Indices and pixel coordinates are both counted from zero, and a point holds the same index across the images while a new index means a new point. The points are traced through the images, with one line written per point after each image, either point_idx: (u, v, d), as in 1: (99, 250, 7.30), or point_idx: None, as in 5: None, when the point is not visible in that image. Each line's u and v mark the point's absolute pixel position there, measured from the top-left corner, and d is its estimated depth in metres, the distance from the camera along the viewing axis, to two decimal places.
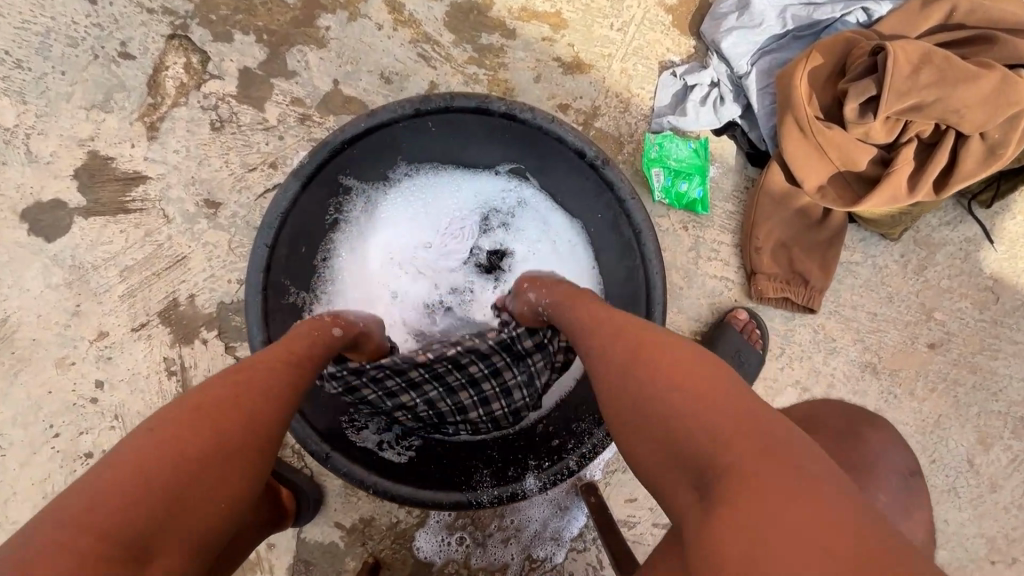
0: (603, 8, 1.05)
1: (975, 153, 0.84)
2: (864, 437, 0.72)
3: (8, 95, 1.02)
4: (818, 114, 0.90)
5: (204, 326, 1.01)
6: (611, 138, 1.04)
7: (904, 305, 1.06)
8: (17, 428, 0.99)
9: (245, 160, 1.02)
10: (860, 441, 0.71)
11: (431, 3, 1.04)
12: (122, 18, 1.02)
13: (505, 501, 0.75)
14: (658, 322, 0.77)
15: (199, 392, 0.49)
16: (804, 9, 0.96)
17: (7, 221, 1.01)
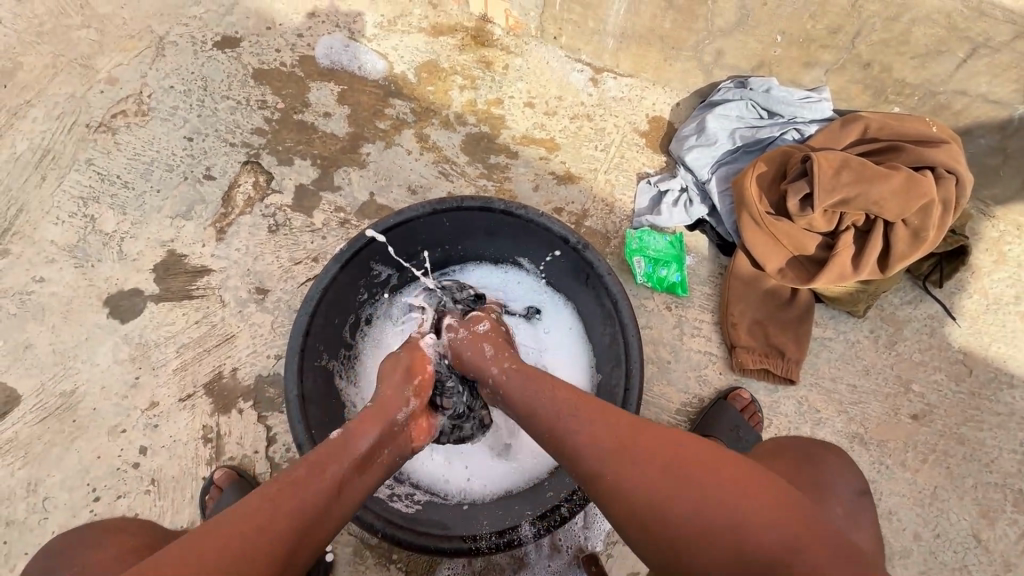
0: (588, 134, 1.30)
1: (904, 237, 0.99)
2: (826, 459, 0.89)
3: (113, 208, 1.28)
4: (769, 210, 1.07)
5: (242, 397, 1.14)
6: (599, 235, 1.23)
7: (881, 378, 1.13)
8: (63, 492, 1.09)
9: (293, 255, 1.23)
10: (824, 463, 0.88)
11: (450, 134, 1.30)
12: (210, 150, 1.31)
13: (502, 548, 0.80)
14: (636, 377, 0.87)
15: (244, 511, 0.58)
16: (750, 130, 1.18)
17: (93, 306, 1.21)
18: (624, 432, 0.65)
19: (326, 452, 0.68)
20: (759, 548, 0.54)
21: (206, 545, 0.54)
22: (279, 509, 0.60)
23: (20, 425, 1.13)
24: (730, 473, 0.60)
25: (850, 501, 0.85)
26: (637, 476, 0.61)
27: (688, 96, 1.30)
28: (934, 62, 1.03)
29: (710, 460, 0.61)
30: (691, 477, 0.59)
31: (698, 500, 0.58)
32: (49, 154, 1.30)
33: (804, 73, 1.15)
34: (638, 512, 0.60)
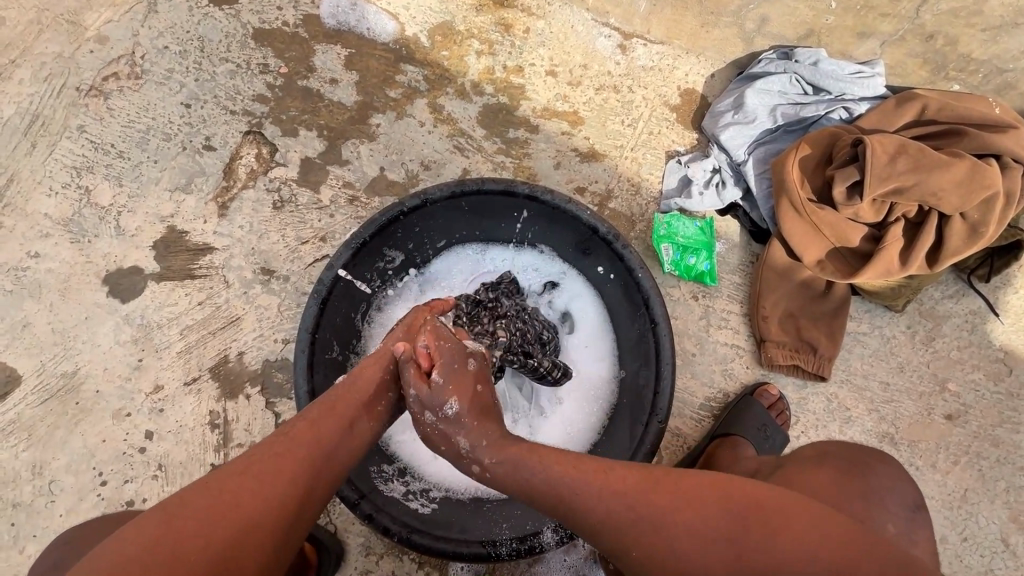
0: (614, 108, 1.21)
1: (960, 231, 0.94)
2: (872, 468, 0.79)
3: (108, 180, 1.20)
4: (811, 197, 1.00)
5: (249, 382, 1.10)
6: (624, 218, 1.16)
7: (916, 376, 1.08)
8: (69, 475, 1.07)
9: (299, 234, 1.17)
10: (870, 471, 0.78)
11: (466, 104, 1.21)
12: (209, 118, 1.22)
13: (522, 554, 0.78)
14: (666, 380, 0.82)
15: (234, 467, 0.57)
16: (792, 108, 1.09)
17: (91, 285, 1.15)
18: (644, 492, 0.59)
19: (330, 399, 0.67)
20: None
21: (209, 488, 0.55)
22: (282, 454, 0.59)
23: (22, 407, 1.09)
24: (754, 516, 0.55)
25: (905, 519, 0.74)
26: (679, 547, 0.55)
27: (724, 66, 1.20)
28: (1006, 36, 0.94)
29: (724, 493, 0.57)
30: (721, 527, 0.55)
31: (731, 561, 0.53)
32: (39, 120, 1.22)
33: (857, 44, 1.05)
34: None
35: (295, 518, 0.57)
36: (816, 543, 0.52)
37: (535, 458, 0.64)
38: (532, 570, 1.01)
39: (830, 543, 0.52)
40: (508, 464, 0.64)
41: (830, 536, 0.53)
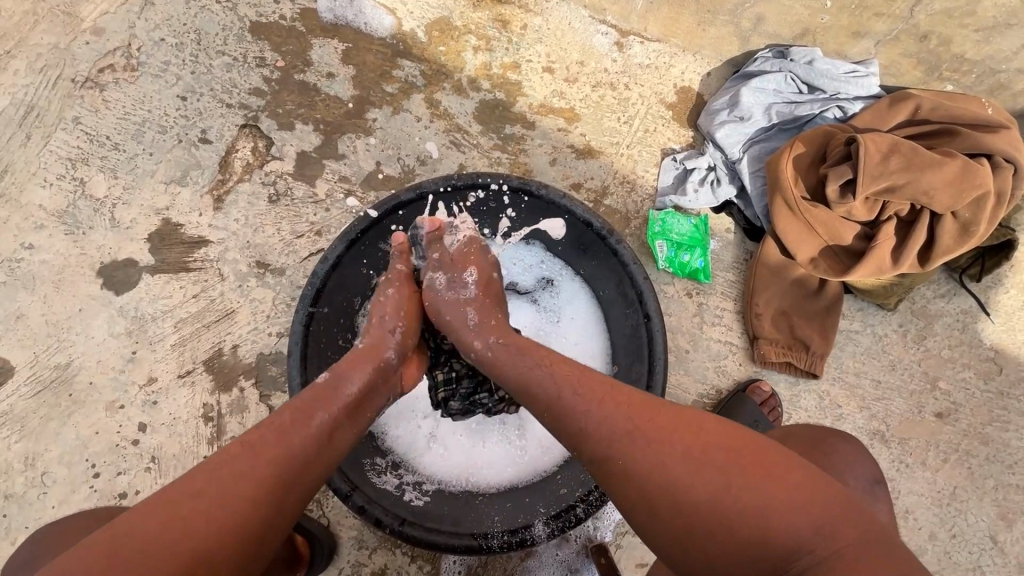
0: (610, 105, 1.21)
1: (951, 230, 0.95)
2: (835, 446, 0.78)
3: (103, 171, 1.20)
4: (805, 195, 1.00)
5: (243, 375, 1.10)
6: (619, 214, 1.16)
7: (908, 374, 1.09)
8: (62, 467, 1.07)
9: (295, 228, 1.17)
10: (830, 449, 0.77)
11: (463, 100, 1.21)
12: (205, 111, 1.22)
13: (514, 547, 0.79)
14: (659, 375, 0.82)
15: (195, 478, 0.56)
16: (787, 106, 1.10)
17: (86, 276, 1.15)
18: (641, 417, 0.58)
19: (318, 390, 0.66)
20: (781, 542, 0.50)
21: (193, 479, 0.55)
22: (269, 446, 0.59)
23: (14, 398, 1.09)
24: (744, 460, 0.54)
25: (864, 490, 0.74)
26: (673, 473, 0.54)
27: (720, 65, 1.21)
28: (999, 36, 0.95)
29: (714, 430, 0.57)
30: (710, 457, 0.54)
31: (712, 493, 0.52)
32: (34, 112, 1.21)
33: (852, 43, 1.06)
34: (656, 500, 0.55)
35: (280, 511, 0.57)
36: (805, 500, 0.51)
37: (546, 363, 0.67)
38: (524, 565, 1.02)
39: (818, 505, 0.51)
40: (522, 375, 0.67)
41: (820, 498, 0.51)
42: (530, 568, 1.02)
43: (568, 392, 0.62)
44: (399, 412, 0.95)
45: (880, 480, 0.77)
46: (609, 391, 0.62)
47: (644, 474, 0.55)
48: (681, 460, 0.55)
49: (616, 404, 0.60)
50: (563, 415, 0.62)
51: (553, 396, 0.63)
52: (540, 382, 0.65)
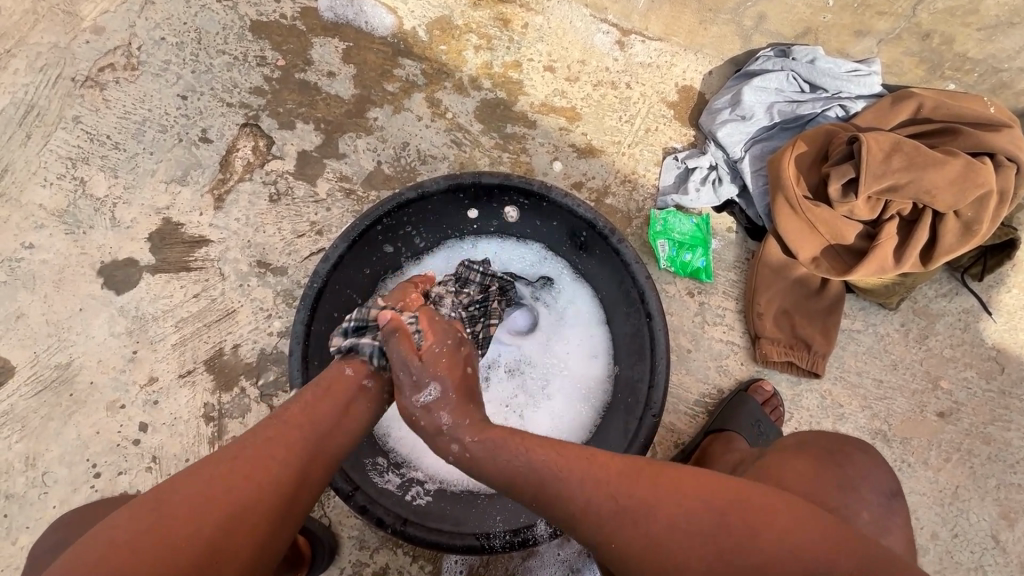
0: (612, 104, 1.21)
1: (953, 229, 0.95)
2: (851, 459, 0.79)
3: (104, 171, 1.20)
4: (807, 194, 1.00)
5: (244, 375, 1.10)
6: (620, 213, 1.16)
7: (910, 374, 1.09)
8: (63, 467, 1.06)
9: (296, 227, 1.17)
10: (848, 461, 0.78)
11: (464, 99, 1.21)
12: (206, 110, 1.22)
13: (516, 547, 0.78)
14: (661, 376, 0.81)
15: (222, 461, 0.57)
16: (789, 105, 1.09)
17: (86, 276, 1.15)
18: (630, 482, 0.58)
19: (324, 381, 0.67)
20: (793, 574, 0.52)
21: (196, 474, 0.55)
22: (266, 441, 0.59)
23: (15, 399, 1.09)
24: (736, 509, 0.55)
25: (879, 505, 0.75)
26: (677, 544, 0.55)
27: (722, 63, 1.20)
28: (1002, 35, 0.95)
29: (689, 481, 0.58)
30: (704, 513, 0.55)
31: (719, 551, 0.54)
32: (34, 111, 1.21)
33: (854, 42, 1.06)
34: (672, 568, 0.55)
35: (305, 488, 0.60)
36: (795, 528, 0.54)
37: (517, 442, 0.63)
38: (526, 564, 1.02)
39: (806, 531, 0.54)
40: (489, 446, 0.63)
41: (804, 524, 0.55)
42: (532, 567, 1.02)
43: (547, 475, 0.60)
44: (403, 413, 0.95)
45: (899, 494, 0.78)
46: (593, 460, 0.61)
47: (656, 538, 0.55)
48: (676, 514, 0.56)
49: (606, 473, 0.59)
50: (550, 495, 0.59)
51: (537, 477, 0.60)
52: (521, 472, 0.61)
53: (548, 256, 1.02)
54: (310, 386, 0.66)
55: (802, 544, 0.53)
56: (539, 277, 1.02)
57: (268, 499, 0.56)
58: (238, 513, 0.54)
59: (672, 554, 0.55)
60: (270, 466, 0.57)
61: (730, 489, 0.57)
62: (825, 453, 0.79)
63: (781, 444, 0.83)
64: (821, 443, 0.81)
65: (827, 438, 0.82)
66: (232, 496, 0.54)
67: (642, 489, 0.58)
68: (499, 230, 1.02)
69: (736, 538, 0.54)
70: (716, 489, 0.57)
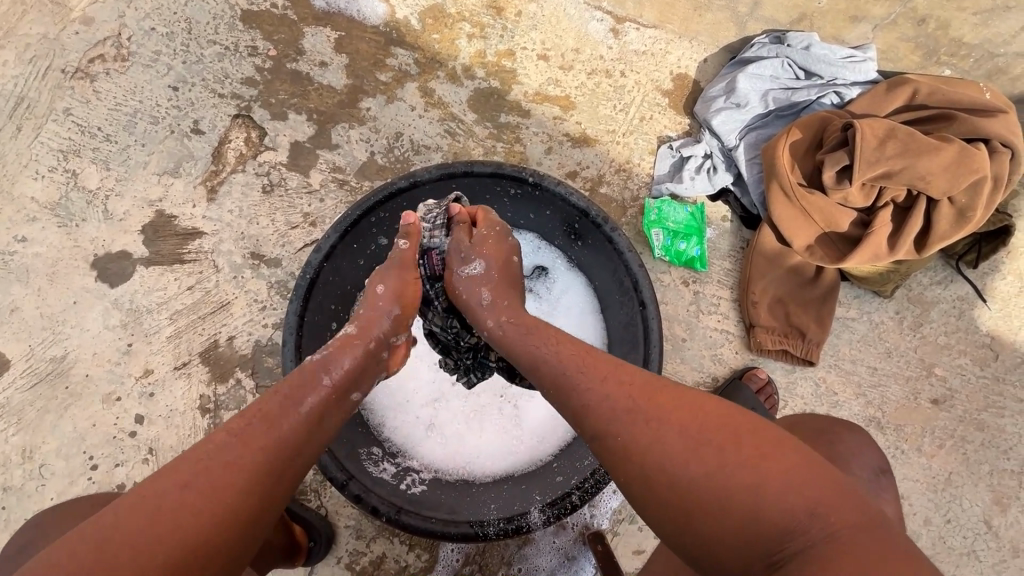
0: (606, 92, 1.20)
1: (947, 215, 0.94)
2: (841, 437, 0.79)
3: (96, 163, 1.19)
4: (801, 181, 1.00)
5: (239, 367, 1.10)
6: (615, 203, 1.15)
7: (904, 361, 1.09)
8: (60, 459, 1.07)
9: (289, 219, 1.16)
10: (838, 440, 0.78)
11: (457, 88, 1.20)
12: (198, 101, 1.21)
13: (510, 534, 0.78)
14: (654, 365, 0.81)
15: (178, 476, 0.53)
16: (784, 92, 1.09)
17: (79, 269, 1.15)
18: (644, 392, 0.59)
19: (291, 390, 0.62)
20: (778, 523, 0.48)
21: (152, 499, 0.51)
22: (236, 455, 0.55)
23: (11, 392, 1.09)
24: (740, 444, 0.52)
25: (869, 479, 0.75)
26: (672, 452, 0.54)
27: (717, 51, 1.19)
28: (997, 19, 0.94)
29: (706, 405, 0.56)
30: (702, 438, 0.53)
31: (703, 473, 0.52)
32: (24, 103, 1.20)
33: (850, 27, 1.05)
34: (653, 480, 0.54)
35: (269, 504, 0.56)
36: (800, 482, 0.49)
37: (551, 337, 0.68)
38: (522, 552, 1.02)
39: (812, 489, 0.49)
40: (517, 329, 0.71)
41: (817, 485, 0.49)
42: (527, 555, 1.02)
43: (569, 367, 0.64)
44: (396, 403, 0.95)
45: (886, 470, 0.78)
46: (616, 367, 0.63)
47: (652, 440, 0.55)
48: (675, 433, 0.54)
49: (625, 379, 0.61)
50: (562, 382, 0.63)
51: (555, 367, 0.64)
52: (545, 359, 0.66)
53: (542, 247, 1.02)
54: (280, 391, 0.62)
55: (797, 502, 0.48)
56: (534, 266, 1.02)
57: (235, 523, 0.53)
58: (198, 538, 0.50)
59: (666, 462, 0.53)
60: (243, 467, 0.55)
61: (750, 426, 0.54)
62: (816, 432, 0.80)
63: (769, 429, 0.84)
64: (812, 425, 0.82)
65: (817, 421, 0.82)
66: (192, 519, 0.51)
67: (655, 401, 0.58)
68: (493, 219, 1.02)
69: (729, 475, 0.51)
70: (728, 425, 0.54)
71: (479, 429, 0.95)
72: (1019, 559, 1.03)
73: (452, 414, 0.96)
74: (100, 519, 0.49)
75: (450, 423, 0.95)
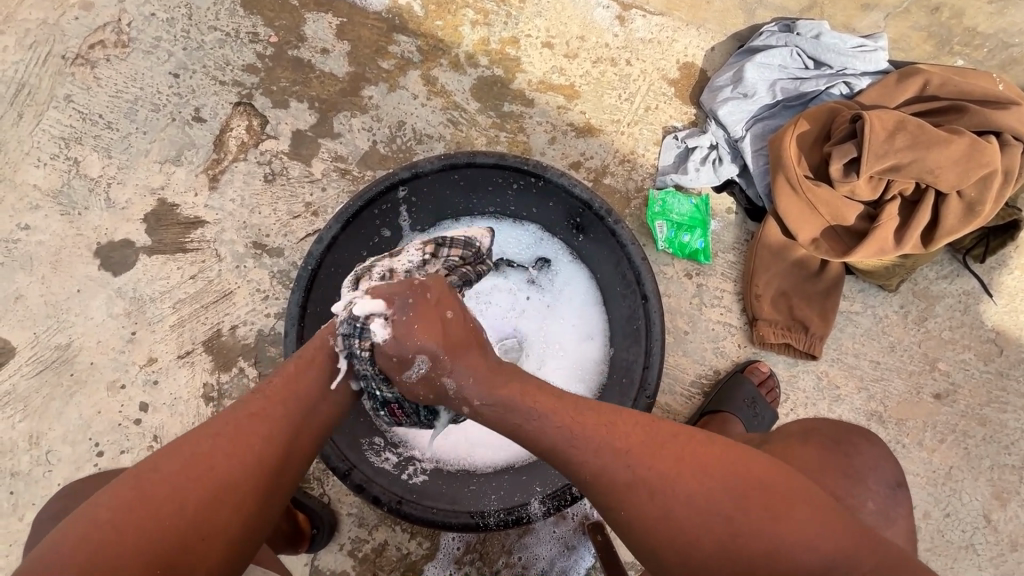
0: (611, 81, 1.18)
1: (956, 209, 0.93)
2: (857, 448, 0.79)
3: (97, 151, 1.19)
4: (808, 173, 0.99)
5: (242, 355, 1.10)
6: (619, 193, 1.14)
7: (907, 355, 1.08)
8: (66, 445, 1.08)
9: (291, 208, 1.16)
10: (854, 451, 0.78)
11: (461, 76, 1.19)
12: (199, 88, 1.20)
13: (510, 525, 0.79)
14: (656, 358, 0.81)
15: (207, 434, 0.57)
16: (792, 82, 1.07)
17: (82, 257, 1.15)
18: (651, 457, 0.57)
19: (309, 360, 0.65)
20: (799, 573, 0.52)
21: (179, 453, 0.55)
22: (255, 417, 0.58)
23: (17, 378, 1.10)
24: (756, 499, 0.55)
25: (885, 497, 0.76)
26: (691, 510, 0.55)
27: (725, 39, 1.17)
28: (1012, 9, 0.93)
29: (713, 461, 0.57)
30: (719, 501, 0.55)
31: (726, 536, 0.54)
32: (25, 89, 1.20)
33: (861, 16, 1.03)
34: (673, 547, 0.56)
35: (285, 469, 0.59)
36: (818, 533, 0.53)
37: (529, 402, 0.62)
38: (522, 541, 1.03)
39: (829, 536, 0.53)
40: (501, 404, 0.61)
41: (828, 532, 0.53)
42: (527, 544, 1.03)
43: (567, 441, 0.59)
44: None
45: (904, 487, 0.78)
46: (616, 427, 0.60)
47: (667, 514, 0.55)
48: (693, 496, 0.55)
49: (628, 442, 0.59)
50: (565, 463, 0.60)
51: (553, 442, 0.60)
52: (543, 436, 0.61)
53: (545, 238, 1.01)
54: (299, 363, 0.65)
55: (818, 555, 0.52)
56: (537, 258, 1.01)
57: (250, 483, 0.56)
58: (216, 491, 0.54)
59: (685, 530, 0.55)
60: (255, 447, 0.57)
61: (760, 478, 0.56)
62: (832, 441, 0.79)
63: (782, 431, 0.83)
64: (829, 429, 0.81)
65: (835, 429, 0.81)
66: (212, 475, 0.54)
67: (666, 463, 0.57)
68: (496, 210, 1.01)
69: (751, 527, 0.54)
70: (742, 481, 0.56)
71: (481, 420, 0.95)
72: (1017, 553, 1.03)
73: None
74: (119, 492, 0.52)
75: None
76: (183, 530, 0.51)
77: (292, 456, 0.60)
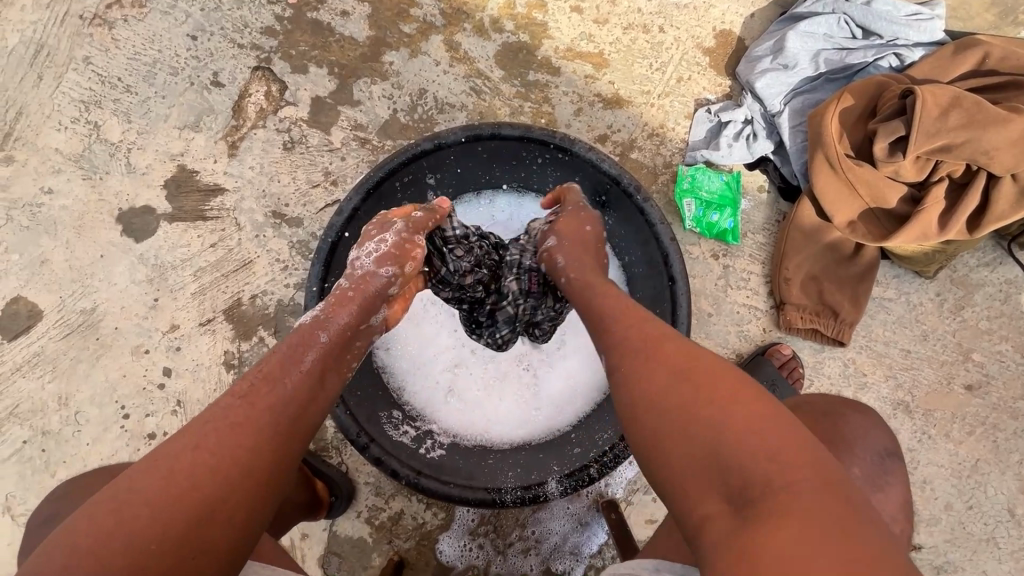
0: (642, 49, 1.13)
1: (1008, 195, 0.88)
2: (844, 417, 0.74)
3: (117, 115, 1.18)
4: (849, 152, 0.93)
5: (262, 325, 1.11)
6: (646, 169, 1.10)
7: (940, 345, 1.04)
8: (93, 407, 1.11)
9: (310, 177, 1.14)
10: (838, 420, 0.73)
11: (485, 42, 1.14)
12: (217, 52, 1.17)
13: (527, 502, 0.80)
14: (682, 343, 0.79)
15: (185, 438, 0.53)
16: (838, 53, 1.00)
17: (105, 223, 1.15)
18: (650, 348, 0.55)
19: (291, 344, 0.63)
20: (740, 476, 0.43)
21: (162, 462, 0.51)
22: (238, 418, 0.55)
23: (45, 341, 1.13)
24: (730, 403, 0.47)
25: (871, 464, 0.72)
26: (658, 390, 0.51)
27: (766, 6, 1.11)
28: None
29: (719, 371, 0.51)
30: (694, 389, 0.49)
31: (684, 419, 0.48)
32: (44, 51, 1.18)
33: None
34: (641, 410, 0.52)
35: (279, 461, 0.56)
36: (780, 449, 0.43)
37: (596, 285, 0.68)
38: (536, 516, 1.04)
39: (797, 459, 0.43)
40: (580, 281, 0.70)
41: (795, 457, 0.43)
42: (541, 519, 1.04)
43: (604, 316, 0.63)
44: (416, 369, 0.94)
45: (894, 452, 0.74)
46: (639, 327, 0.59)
47: (642, 391, 0.52)
48: (668, 383, 0.51)
49: (638, 334, 0.58)
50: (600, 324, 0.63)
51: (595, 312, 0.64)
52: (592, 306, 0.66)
53: None
54: (278, 351, 0.62)
55: (773, 464, 0.42)
56: None
57: (245, 478, 0.52)
58: (207, 493, 0.50)
59: (653, 401, 0.51)
60: (241, 448, 0.53)
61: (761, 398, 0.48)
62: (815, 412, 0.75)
63: None
64: (812, 403, 0.76)
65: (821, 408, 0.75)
66: (202, 480, 0.50)
67: (665, 354, 0.54)
68: (518, 183, 0.97)
69: (712, 419, 0.46)
70: (727, 384, 0.49)
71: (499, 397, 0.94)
72: None
73: (473, 382, 0.95)
74: (97, 510, 0.48)
75: (470, 390, 0.94)
76: (168, 542, 0.47)
77: (284, 450, 0.57)
